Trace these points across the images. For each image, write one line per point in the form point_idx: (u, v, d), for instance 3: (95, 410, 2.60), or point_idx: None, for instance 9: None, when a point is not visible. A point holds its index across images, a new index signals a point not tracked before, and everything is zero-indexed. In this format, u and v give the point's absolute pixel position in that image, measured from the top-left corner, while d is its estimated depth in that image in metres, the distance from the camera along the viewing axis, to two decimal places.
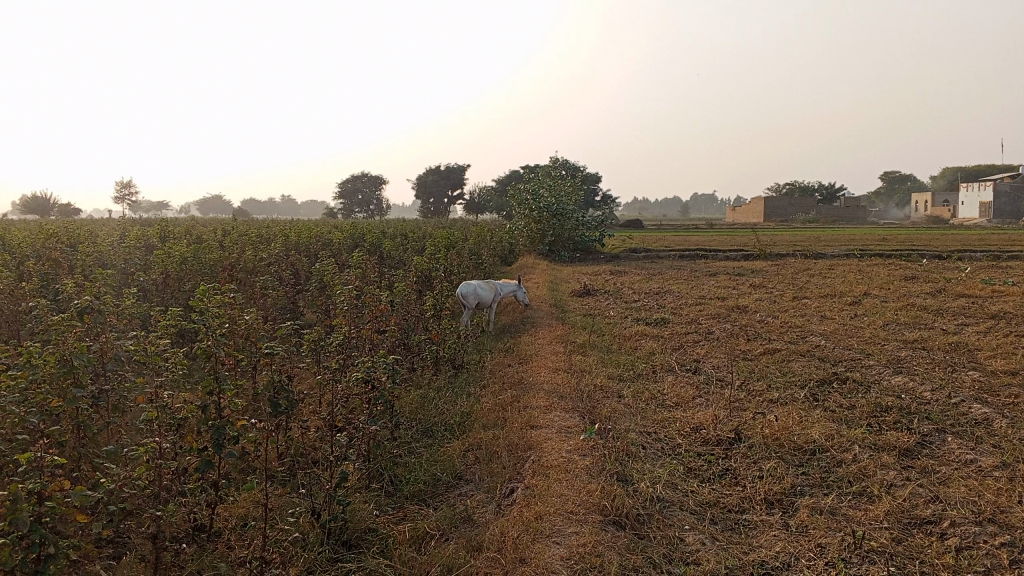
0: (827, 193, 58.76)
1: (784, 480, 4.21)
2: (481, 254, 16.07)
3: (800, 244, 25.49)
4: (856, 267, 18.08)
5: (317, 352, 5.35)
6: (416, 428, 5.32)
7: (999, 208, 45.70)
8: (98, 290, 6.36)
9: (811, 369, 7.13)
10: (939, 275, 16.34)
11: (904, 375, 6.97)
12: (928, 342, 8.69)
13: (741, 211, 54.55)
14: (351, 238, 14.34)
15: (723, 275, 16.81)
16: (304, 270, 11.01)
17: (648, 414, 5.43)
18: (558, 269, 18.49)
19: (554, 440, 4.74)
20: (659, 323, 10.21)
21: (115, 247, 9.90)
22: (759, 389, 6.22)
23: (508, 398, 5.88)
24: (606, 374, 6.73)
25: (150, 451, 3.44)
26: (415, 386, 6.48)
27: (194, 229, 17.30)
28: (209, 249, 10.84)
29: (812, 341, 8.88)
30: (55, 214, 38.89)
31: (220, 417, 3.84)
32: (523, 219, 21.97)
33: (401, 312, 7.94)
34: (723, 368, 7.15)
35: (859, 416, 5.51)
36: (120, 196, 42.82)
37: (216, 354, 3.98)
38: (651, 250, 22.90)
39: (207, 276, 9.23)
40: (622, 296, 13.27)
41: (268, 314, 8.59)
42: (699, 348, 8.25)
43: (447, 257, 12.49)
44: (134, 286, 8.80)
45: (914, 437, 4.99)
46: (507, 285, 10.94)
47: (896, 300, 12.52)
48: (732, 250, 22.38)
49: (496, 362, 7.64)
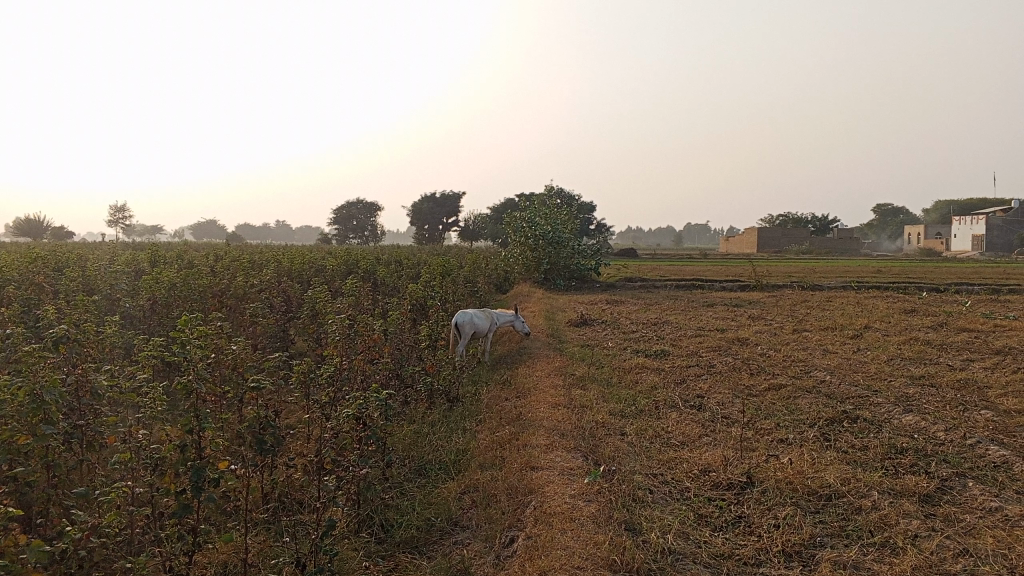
0: (822, 225, 58.84)
1: (802, 530, 3.95)
2: (476, 282, 15.86)
3: (797, 275, 25.28)
4: (854, 299, 17.91)
5: (306, 385, 5.10)
6: (409, 467, 5.06)
7: (993, 241, 45.75)
8: (78, 315, 6.11)
9: (819, 406, 6.89)
10: (938, 308, 16.16)
11: (916, 414, 6.73)
12: (936, 379, 8.45)
13: (736, 241, 54.55)
14: (344, 265, 14.10)
15: (721, 306, 16.62)
16: (296, 296, 10.77)
17: (652, 454, 5.19)
18: (554, 297, 18.28)
19: (556, 483, 4.48)
20: (659, 355, 9.97)
21: (102, 272, 9.66)
22: (768, 428, 5.97)
23: (506, 435, 5.62)
24: (606, 409, 6.48)
25: (122, 496, 3.18)
26: (408, 421, 6.22)
27: (185, 254, 17.08)
28: (199, 274, 10.61)
29: (817, 376, 8.64)
30: (48, 235, 38.77)
31: (200, 458, 3.58)
32: (519, 248, 21.80)
33: (395, 342, 7.70)
34: (727, 404, 6.91)
35: (874, 458, 5.26)
36: (113, 219, 42.67)
37: (198, 390, 3.73)
38: (648, 279, 22.72)
39: (196, 302, 8.99)
40: (620, 326, 13.03)
41: (257, 343, 8.34)
42: (703, 382, 8.00)
43: (442, 284, 12.25)
44: (119, 311, 8.55)
45: (934, 482, 4.74)
46: (505, 312, 10.66)
47: (898, 334, 12.32)
48: (728, 281, 22.21)
49: (493, 394, 7.38)
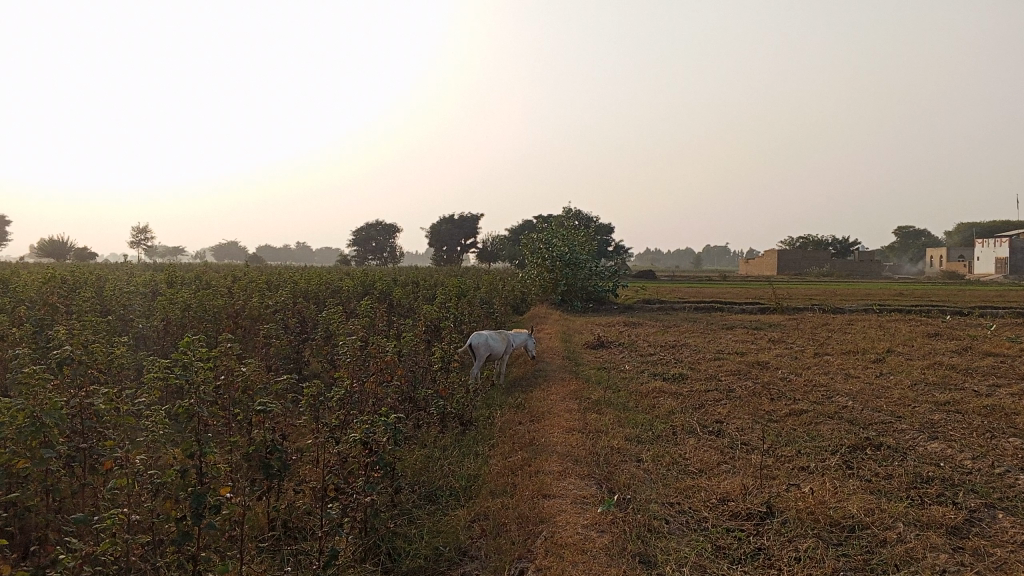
0: (843, 247, 58.32)
1: (824, 563, 3.80)
2: (492, 303, 15.77)
3: (817, 298, 24.98)
4: (875, 323, 17.64)
5: (315, 408, 5.01)
6: (419, 492, 4.96)
7: (1016, 264, 45.14)
8: (88, 336, 6.07)
9: (841, 432, 6.71)
10: (962, 332, 15.86)
11: (941, 442, 6.53)
12: (962, 405, 8.23)
13: (755, 264, 54.19)
14: (360, 286, 14.07)
15: (740, 329, 16.41)
16: (311, 317, 10.71)
17: (669, 482, 5.04)
18: (570, 319, 18.16)
19: (568, 512, 4.35)
20: (677, 379, 9.81)
21: (116, 292, 9.66)
22: (788, 455, 5.81)
23: (518, 461, 5.49)
24: (622, 435, 6.33)
25: (118, 524, 3.09)
26: (419, 445, 6.11)
27: (203, 274, 17.10)
28: (214, 295, 10.60)
29: (839, 402, 8.44)
30: (71, 256, 39.20)
31: (201, 484, 3.48)
32: (536, 269, 21.71)
33: (408, 365, 7.61)
34: (747, 430, 6.75)
35: (898, 487, 5.08)
36: (136, 240, 43.12)
37: (200, 414, 3.63)
38: (666, 301, 22.53)
39: (209, 322, 8.95)
40: (637, 349, 12.87)
41: (270, 364, 8.28)
42: (721, 408, 7.83)
43: (458, 306, 12.17)
44: (133, 332, 8.53)
45: (962, 513, 4.56)
46: (516, 333, 10.58)
47: (922, 358, 12.07)
48: (748, 304, 21.98)
49: (507, 418, 7.26)
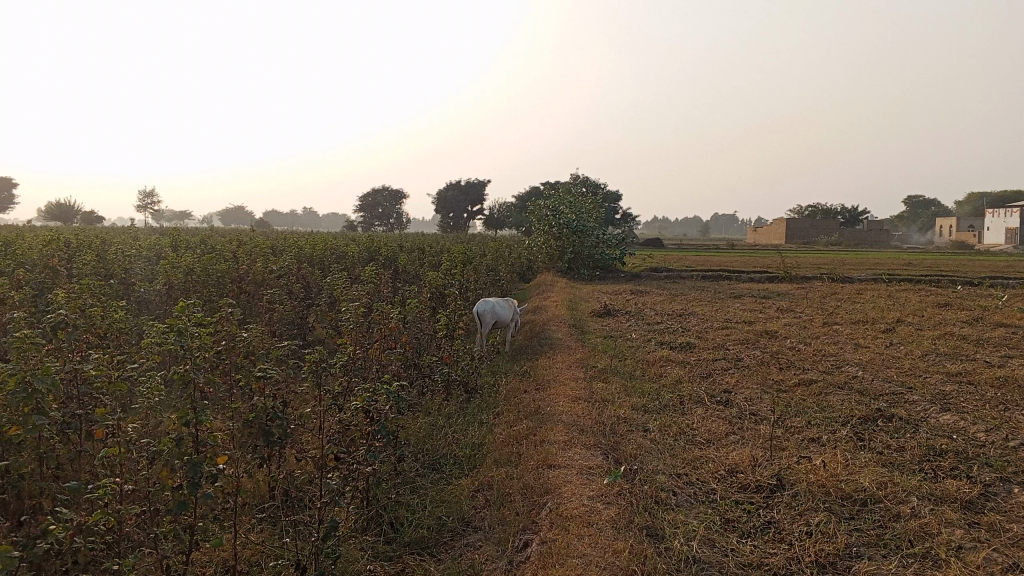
0: (852, 216, 57.87)
1: (836, 538, 3.70)
2: (499, 271, 15.63)
3: (825, 266, 24.77)
4: (885, 292, 17.48)
5: (316, 375, 4.91)
6: (422, 461, 4.87)
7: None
8: (87, 301, 5.97)
9: (851, 403, 6.60)
10: (973, 302, 15.70)
11: (953, 413, 6.42)
12: (974, 376, 8.11)
13: (764, 232, 53.84)
14: (366, 252, 13.95)
15: (749, 297, 16.28)
16: (315, 283, 10.60)
17: (676, 452, 4.95)
18: (578, 287, 18.05)
19: (574, 482, 4.26)
20: (684, 348, 9.70)
21: (119, 256, 9.56)
22: (798, 427, 5.71)
23: (523, 429, 5.40)
24: (628, 404, 6.23)
25: (110, 494, 2.99)
26: (423, 412, 6.03)
27: (208, 239, 17.00)
28: (218, 259, 10.50)
29: (849, 372, 8.32)
30: (79, 220, 39.14)
31: (197, 452, 3.39)
32: (543, 236, 21.55)
33: (412, 331, 7.50)
34: (756, 400, 6.64)
35: (911, 459, 4.98)
36: (143, 204, 42.98)
37: (196, 380, 3.53)
38: (673, 269, 22.38)
39: (213, 288, 8.85)
40: (644, 317, 12.76)
41: (273, 330, 8.19)
42: (729, 377, 7.73)
43: (463, 272, 12.05)
44: (135, 296, 8.45)
45: (976, 487, 4.46)
46: (513, 303, 10.50)
47: (933, 328, 11.92)
48: (756, 272, 21.80)
49: (512, 386, 7.17)
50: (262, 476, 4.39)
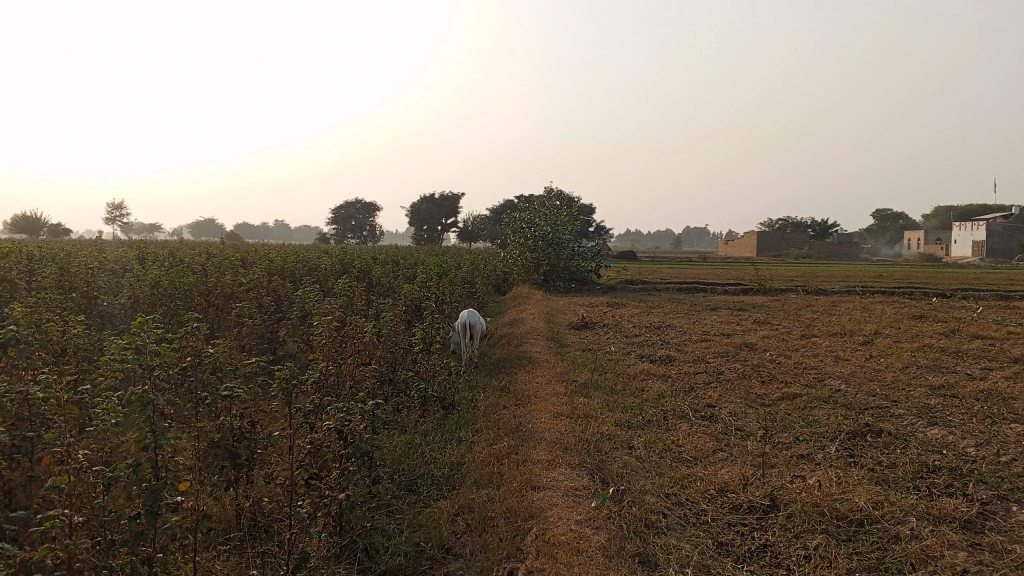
0: (822, 229, 58.38)
1: (837, 563, 3.51)
2: (474, 283, 15.41)
3: (798, 279, 24.83)
4: (860, 304, 17.49)
5: (288, 392, 4.66)
6: (399, 483, 4.64)
7: (993, 247, 45.33)
8: (44, 315, 5.67)
9: (838, 417, 6.45)
10: (947, 314, 15.73)
11: (941, 427, 6.30)
12: (957, 389, 8.01)
13: (736, 245, 54.13)
14: (339, 265, 13.67)
15: (725, 309, 16.21)
16: (286, 295, 10.31)
17: (664, 471, 4.76)
18: (554, 299, 17.87)
19: (560, 506, 4.05)
20: (664, 361, 9.52)
21: (81, 269, 9.21)
22: (785, 443, 5.55)
23: (504, 448, 5.18)
24: (612, 420, 6.03)
25: (59, 526, 2.73)
26: (399, 430, 5.79)
27: (177, 252, 16.57)
28: (186, 272, 10.19)
29: (832, 385, 8.20)
30: (45, 233, 38.31)
31: (157, 479, 3.13)
32: (518, 248, 21.37)
33: (387, 345, 7.26)
34: (740, 414, 6.48)
35: (904, 476, 4.83)
36: (111, 217, 42.21)
37: (156, 402, 3.27)
38: (649, 281, 22.29)
39: (180, 300, 8.53)
40: (622, 330, 12.60)
41: (242, 344, 7.90)
42: (712, 391, 7.56)
43: (439, 285, 11.82)
44: (97, 310, 8.12)
45: (974, 505, 4.30)
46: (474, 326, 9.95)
47: (911, 340, 11.86)
48: (731, 285, 21.77)
49: (491, 401, 6.94)
50: (229, 501, 4.13)
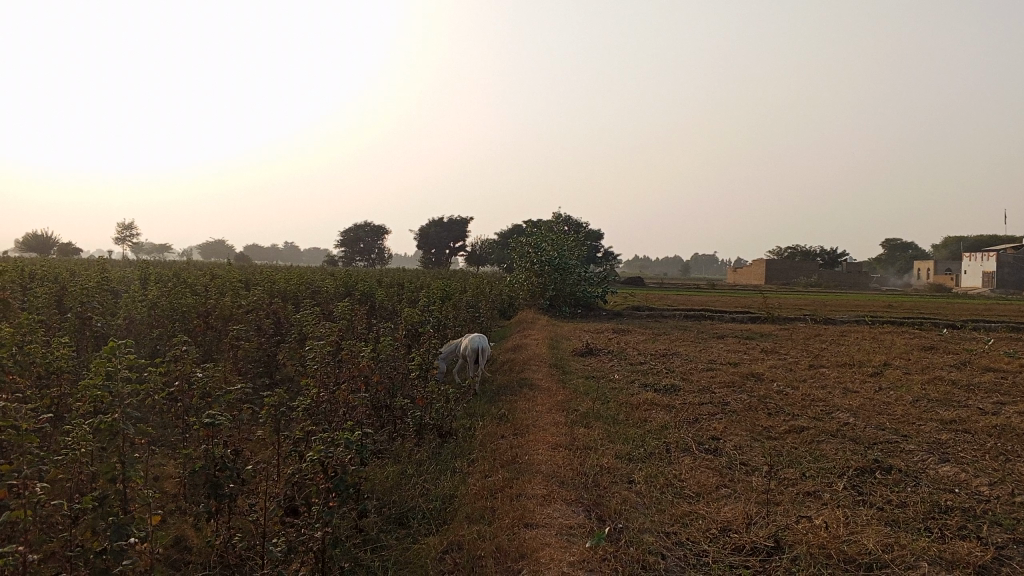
0: (830, 258, 58.10)
1: None
2: (479, 308, 15.25)
3: (807, 307, 24.58)
4: (869, 334, 17.23)
5: (276, 419, 4.51)
6: (388, 516, 4.47)
7: (1003, 278, 44.97)
8: (32, 337, 5.54)
9: (846, 452, 6.24)
10: (958, 345, 15.47)
11: (953, 465, 6.08)
12: (969, 424, 7.79)
13: (744, 273, 53.94)
14: (342, 287, 13.54)
15: (732, 338, 16.00)
16: (286, 317, 10.16)
17: (664, 507, 4.58)
18: (559, 325, 17.69)
19: (553, 545, 3.87)
20: (669, 391, 9.33)
21: (79, 289, 9.10)
22: (791, 479, 5.36)
23: (499, 480, 5.01)
24: (612, 452, 5.85)
25: (13, 563, 2.58)
26: (392, 459, 5.62)
27: (180, 272, 16.49)
28: (186, 293, 10.06)
29: (840, 418, 7.99)
30: (55, 252, 38.44)
31: (124, 513, 2.98)
32: (525, 273, 21.23)
33: (385, 371, 7.10)
34: (745, 448, 6.28)
35: (914, 517, 4.63)
36: (121, 237, 42.39)
37: (126, 431, 3.13)
38: (656, 308, 22.12)
39: (176, 322, 8.39)
40: (627, 357, 12.40)
41: (238, 368, 7.75)
42: (717, 422, 7.37)
43: (442, 309, 11.68)
44: (92, 330, 7.99)
45: (989, 550, 4.10)
46: (473, 346, 9.54)
47: (921, 373, 11.63)
48: (738, 313, 21.55)
49: (489, 430, 6.77)
50: (208, 534, 3.97)
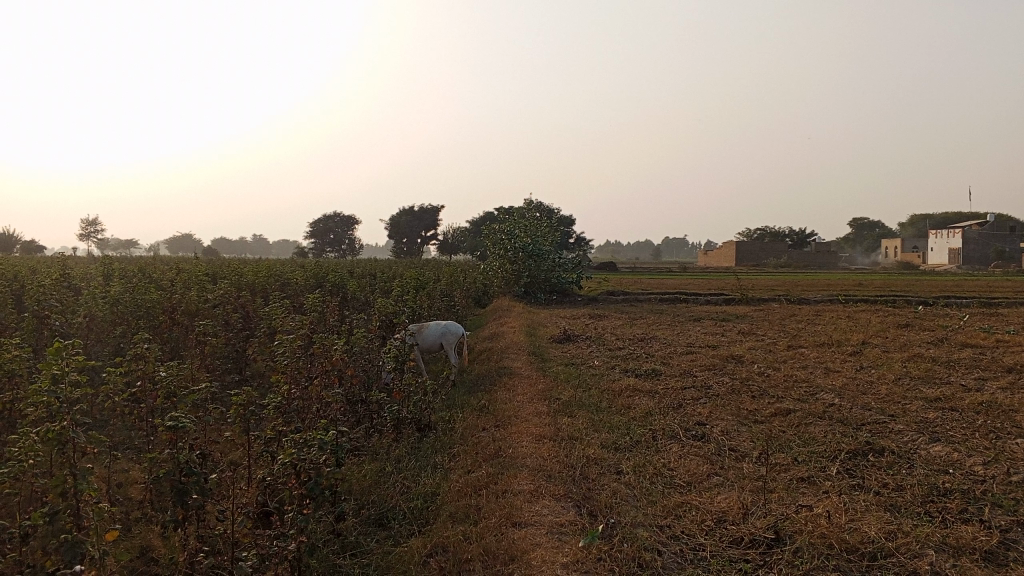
0: (800, 238, 58.42)
1: None
2: (453, 296, 14.98)
3: (780, 288, 24.57)
4: (844, 313, 17.21)
5: (246, 419, 4.24)
6: (367, 519, 4.23)
7: (969, 254, 45.47)
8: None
9: (836, 435, 6.09)
10: (933, 322, 15.49)
11: (944, 444, 5.96)
12: (954, 402, 7.69)
13: (715, 255, 54.15)
14: (313, 279, 13.22)
15: (709, 320, 15.89)
16: (254, 311, 9.83)
17: (656, 499, 4.38)
18: (534, 312, 17.49)
19: (545, 546, 3.65)
20: (650, 376, 9.14)
21: (36, 286, 8.70)
22: (783, 464, 5.19)
23: (483, 476, 4.79)
24: (598, 442, 5.65)
25: None
26: (368, 458, 5.38)
27: (145, 267, 16.01)
28: (150, 288, 9.72)
29: (824, 399, 7.86)
30: (19, 250, 37.67)
31: (78, 530, 2.72)
32: (498, 260, 21.00)
33: (358, 365, 6.83)
34: (733, 433, 6.10)
35: (912, 501, 4.49)
36: (86, 234, 41.48)
37: (78, 440, 2.88)
38: (631, 292, 22.00)
39: (139, 319, 8.05)
40: (605, 343, 12.22)
41: (205, 365, 7.43)
42: (702, 407, 7.19)
43: (416, 299, 11.40)
44: (50, 330, 7.63)
45: (994, 534, 3.95)
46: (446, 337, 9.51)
47: (899, 350, 11.57)
48: (713, 295, 21.47)
49: (469, 422, 6.54)
50: (174, 545, 3.71)
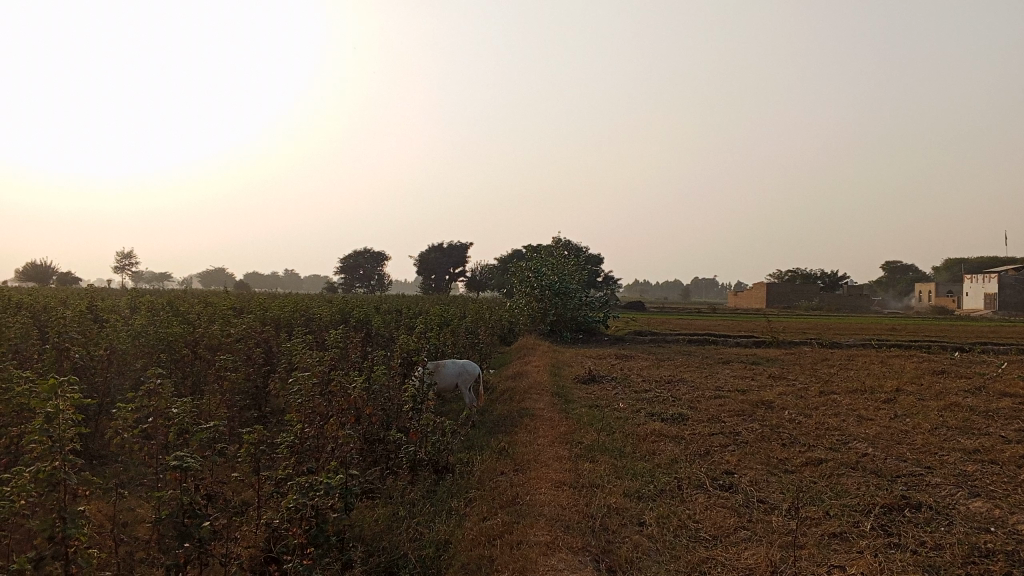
0: (832, 280, 57.71)
1: None
2: (478, 334, 14.84)
3: (811, 331, 24.13)
4: (877, 358, 16.80)
5: (254, 459, 4.12)
6: (376, 566, 4.06)
7: (1005, 300, 44.51)
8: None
9: (869, 487, 5.83)
10: (970, 369, 15.04)
11: (984, 500, 5.67)
12: (994, 454, 7.37)
13: (744, 296, 53.64)
14: (338, 315, 13.16)
15: (738, 363, 15.59)
16: (276, 345, 9.76)
17: (679, 553, 4.17)
18: (560, 351, 17.29)
19: None
20: (676, 421, 8.91)
21: (59, 319, 8.70)
22: (815, 519, 4.95)
23: (499, 524, 4.61)
24: (620, 490, 5.44)
25: None
26: (382, 501, 5.22)
27: (173, 300, 16.08)
28: (174, 321, 9.71)
29: (857, 449, 7.57)
30: (55, 281, 38.18)
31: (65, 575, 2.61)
32: (525, 298, 20.87)
33: (377, 404, 6.69)
34: (762, 483, 5.86)
35: (952, 561, 4.23)
36: (121, 265, 41.97)
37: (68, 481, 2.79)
38: (659, 333, 21.74)
39: (159, 352, 7.99)
40: (632, 385, 11.99)
41: (223, 400, 7.35)
42: (730, 455, 6.95)
43: (440, 337, 11.28)
44: (70, 362, 7.60)
45: None
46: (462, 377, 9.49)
47: (935, 398, 11.20)
48: (742, 336, 21.14)
49: (488, 465, 6.36)
50: None
